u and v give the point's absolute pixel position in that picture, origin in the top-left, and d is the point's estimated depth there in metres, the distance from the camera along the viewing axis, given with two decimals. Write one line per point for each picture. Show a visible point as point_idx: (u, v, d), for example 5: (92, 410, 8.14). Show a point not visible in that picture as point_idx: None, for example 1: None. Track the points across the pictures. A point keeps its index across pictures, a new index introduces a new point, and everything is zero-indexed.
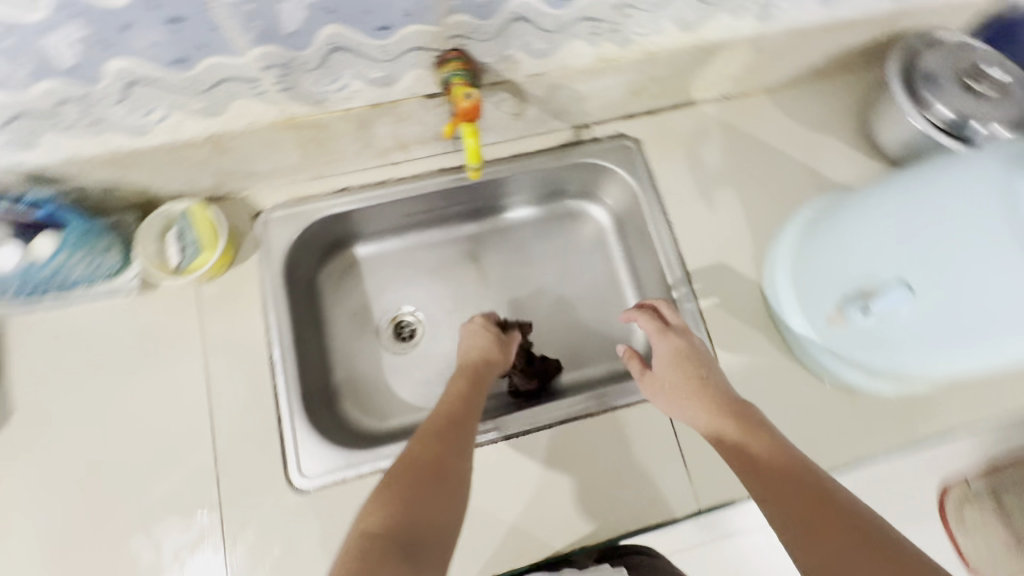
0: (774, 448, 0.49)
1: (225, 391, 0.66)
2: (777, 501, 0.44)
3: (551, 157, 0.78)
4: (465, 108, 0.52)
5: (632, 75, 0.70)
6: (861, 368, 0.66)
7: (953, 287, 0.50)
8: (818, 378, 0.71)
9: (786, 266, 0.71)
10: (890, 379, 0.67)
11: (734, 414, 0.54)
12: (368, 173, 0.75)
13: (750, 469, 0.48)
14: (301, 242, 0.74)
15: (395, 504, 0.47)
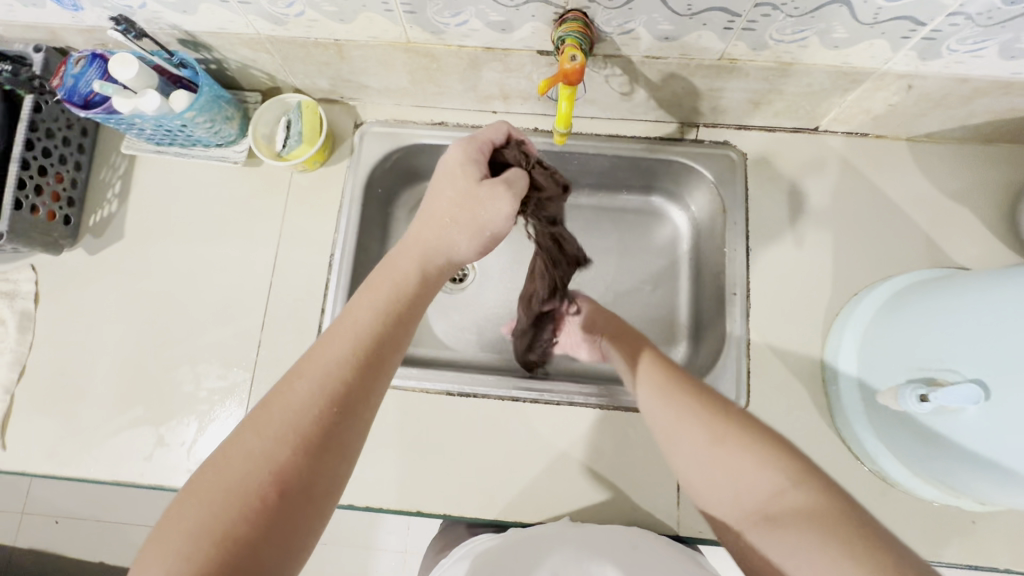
0: (687, 386, 0.52)
1: (287, 273, 0.73)
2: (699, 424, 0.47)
3: (647, 146, 0.75)
4: (566, 70, 0.52)
5: (757, 83, 0.65)
6: (904, 463, 0.60)
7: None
8: (853, 454, 0.65)
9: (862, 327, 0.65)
10: (934, 486, 0.60)
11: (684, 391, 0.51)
12: (466, 115, 0.77)
13: (668, 388, 0.52)
14: (388, 162, 0.78)
15: (293, 406, 0.40)
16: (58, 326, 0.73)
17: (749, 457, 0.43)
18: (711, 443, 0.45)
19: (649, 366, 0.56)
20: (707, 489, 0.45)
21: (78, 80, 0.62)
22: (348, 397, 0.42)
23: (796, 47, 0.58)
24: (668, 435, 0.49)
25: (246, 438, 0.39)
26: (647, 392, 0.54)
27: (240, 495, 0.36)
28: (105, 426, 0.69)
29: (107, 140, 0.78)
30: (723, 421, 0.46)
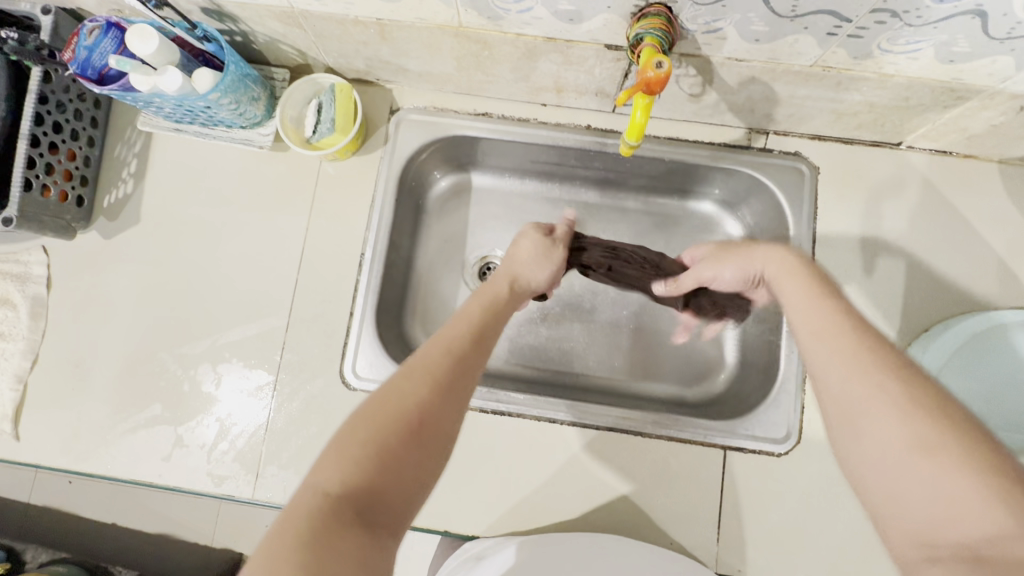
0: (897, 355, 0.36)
1: (314, 270, 0.69)
2: (892, 415, 0.33)
3: (710, 152, 0.69)
4: (649, 78, 0.46)
5: (847, 94, 0.58)
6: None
7: None
8: None
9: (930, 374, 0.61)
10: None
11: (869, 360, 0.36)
12: (513, 106, 0.71)
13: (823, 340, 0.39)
14: (425, 153, 0.72)
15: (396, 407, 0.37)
16: (72, 312, 0.69)
17: (976, 478, 0.29)
18: (909, 440, 0.31)
19: (837, 314, 0.40)
20: (879, 478, 0.32)
21: (92, 53, 0.56)
22: (443, 407, 0.39)
23: (904, 58, 0.51)
24: (859, 397, 0.35)
25: (344, 433, 0.36)
26: (832, 346, 0.38)
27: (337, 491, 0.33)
28: (122, 422, 0.66)
29: (123, 114, 0.72)
30: (950, 424, 0.31)
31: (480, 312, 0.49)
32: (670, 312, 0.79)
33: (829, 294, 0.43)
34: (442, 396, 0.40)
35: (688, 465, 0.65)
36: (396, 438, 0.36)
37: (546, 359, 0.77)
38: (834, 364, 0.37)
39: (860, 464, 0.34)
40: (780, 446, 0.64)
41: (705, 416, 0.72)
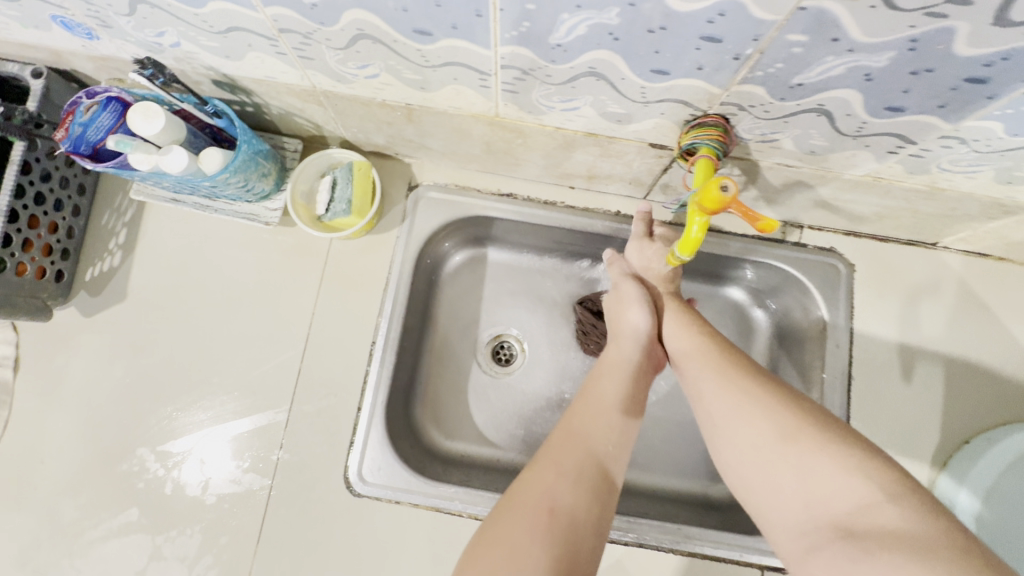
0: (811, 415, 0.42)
1: (319, 358, 0.63)
2: (810, 462, 0.39)
3: (742, 245, 0.66)
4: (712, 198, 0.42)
5: (892, 201, 0.56)
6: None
7: None
8: None
9: (975, 501, 0.58)
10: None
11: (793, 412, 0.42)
12: (538, 188, 0.67)
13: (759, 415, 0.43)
14: (444, 231, 0.67)
15: (535, 504, 0.40)
16: (41, 398, 0.61)
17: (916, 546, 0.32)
18: (834, 477, 0.38)
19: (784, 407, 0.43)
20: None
21: (88, 129, 0.50)
22: (591, 505, 0.41)
23: (961, 176, 0.49)
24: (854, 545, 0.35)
25: (484, 546, 0.38)
26: (775, 447, 0.41)
27: (526, 526, 0.39)
28: (91, 528, 0.58)
29: (114, 179, 0.66)
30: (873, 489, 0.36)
31: (608, 395, 0.50)
32: None
33: (788, 428, 0.41)
34: (587, 499, 0.41)
35: None
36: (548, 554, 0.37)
37: None
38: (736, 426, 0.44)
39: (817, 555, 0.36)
40: None
41: (735, 522, 0.67)
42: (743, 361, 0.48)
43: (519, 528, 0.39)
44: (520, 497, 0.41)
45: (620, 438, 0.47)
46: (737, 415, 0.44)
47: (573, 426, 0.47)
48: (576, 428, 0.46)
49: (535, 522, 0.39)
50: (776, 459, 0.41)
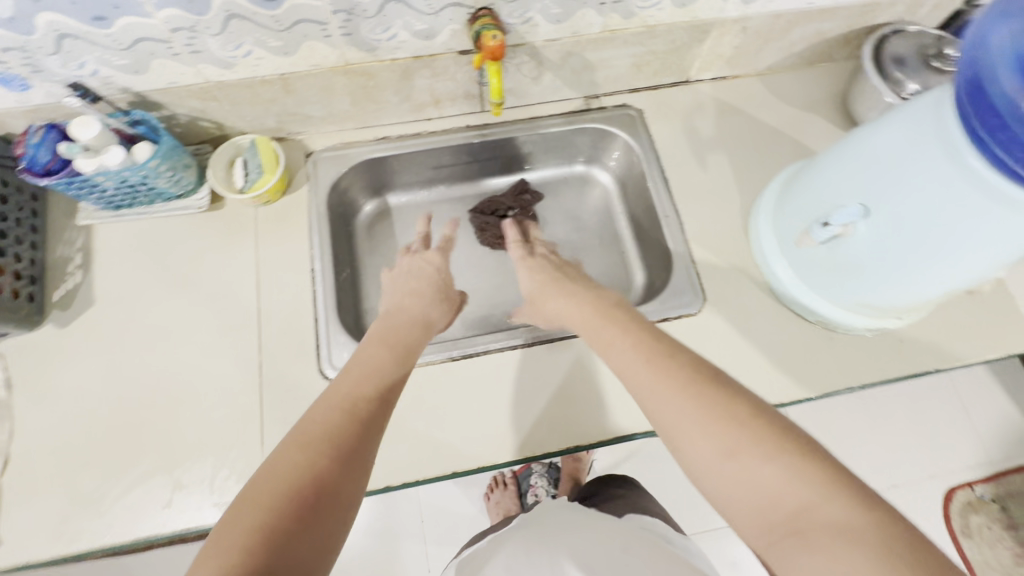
0: (733, 408, 0.47)
1: (269, 296, 0.76)
2: (715, 435, 0.46)
3: (561, 120, 0.89)
4: (491, 47, 0.65)
5: (635, 48, 0.82)
6: (835, 300, 0.73)
7: (899, 199, 0.58)
8: (806, 319, 0.78)
9: (769, 219, 0.79)
10: (859, 313, 0.73)
11: (694, 383, 0.50)
12: (404, 127, 0.87)
13: (679, 393, 0.49)
14: (343, 180, 0.86)
15: (274, 482, 0.44)
16: (37, 404, 0.70)
17: (802, 481, 0.41)
18: (725, 458, 0.44)
19: (684, 386, 0.50)
20: (778, 507, 0.41)
21: (38, 149, 0.65)
22: (340, 475, 0.47)
23: (654, 10, 0.75)
24: (754, 494, 0.43)
25: (231, 524, 0.42)
26: (688, 410, 0.48)
27: (280, 513, 0.42)
28: (111, 488, 0.67)
29: (57, 218, 0.78)
30: (768, 445, 0.44)
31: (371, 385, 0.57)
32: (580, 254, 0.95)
33: (687, 390, 0.49)
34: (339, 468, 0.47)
35: None
36: (287, 519, 0.42)
37: (496, 323, 0.89)
38: (678, 425, 0.48)
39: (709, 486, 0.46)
40: (694, 306, 0.79)
41: None
42: (652, 342, 0.56)
43: (286, 496, 0.43)
44: (266, 478, 0.45)
45: (379, 409, 0.55)
46: (683, 420, 0.48)
47: (325, 410, 0.53)
48: (361, 391, 0.56)
49: (304, 493, 0.44)
50: (684, 421, 0.48)
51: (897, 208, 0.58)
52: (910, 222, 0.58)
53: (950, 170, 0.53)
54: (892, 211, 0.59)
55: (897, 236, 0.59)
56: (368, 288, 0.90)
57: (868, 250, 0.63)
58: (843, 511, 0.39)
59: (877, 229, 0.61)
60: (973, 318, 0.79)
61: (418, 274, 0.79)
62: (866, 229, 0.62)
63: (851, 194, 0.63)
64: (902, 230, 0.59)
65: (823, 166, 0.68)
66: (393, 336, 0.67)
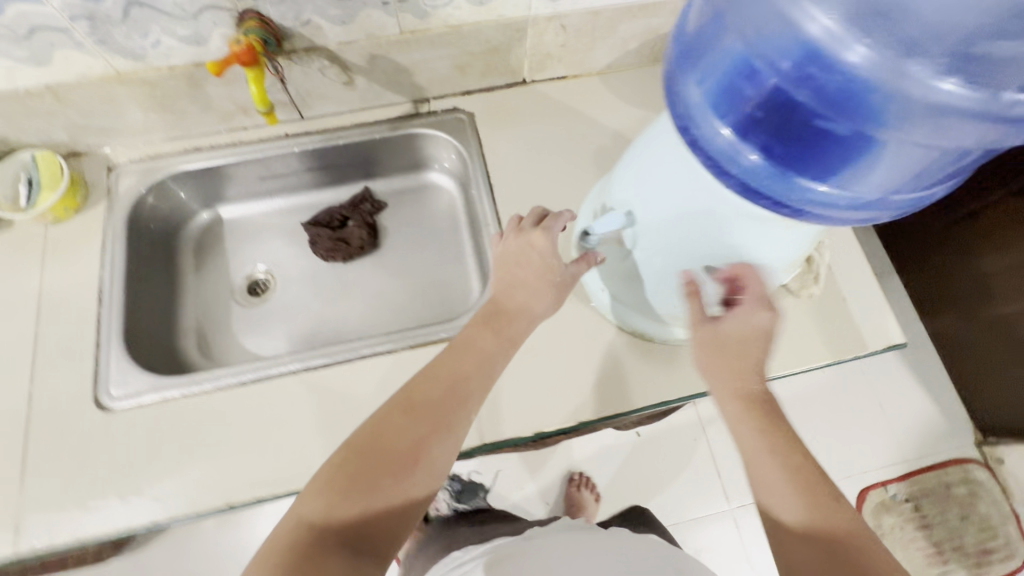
0: (769, 412, 0.50)
1: (53, 320, 0.72)
2: (754, 431, 0.49)
3: (387, 126, 0.86)
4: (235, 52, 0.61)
5: (447, 49, 0.78)
6: (645, 313, 0.69)
7: (680, 201, 0.54)
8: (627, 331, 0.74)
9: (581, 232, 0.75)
10: (672, 324, 0.70)
11: (751, 392, 0.52)
12: (218, 137, 0.83)
13: (737, 398, 0.52)
14: (152, 194, 0.81)
15: (406, 453, 0.51)
16: None
17: (794, 486, 0.46)
18: (771, 454, 0.48)
19: (758, 403, 0.51)
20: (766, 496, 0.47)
21: None
22: (439, 441, 0.52)
23: (450, 9, 0.71)
24: (757, 485, 0.48)
25: (345, 468, 0.49)
26: (735, 404, 0.51)
27: (349, 463, 0.49)
28: None
29: None
30: (789, 457, 0.47)
31: (463, 350, 0.59)
32: (421, 263, 0.91)
33: (747, 389, 0.52)
34: (411, 424, 0.52)
35: None
36: (384, 477, 0.49)
37: (324, 340, 0.85)
38: (742, 442, 0.50)
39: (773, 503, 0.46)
40: None
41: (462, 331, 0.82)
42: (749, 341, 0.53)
43: (370, 457, 0.50)
44: (391, 437, 0.51)
45: (446, 385, 0.56)
46: (737, 420, 0.51)
47: (427, 388, 0.55)
48: (462, 382, 0.56)
49: (391, 463, 0.50)
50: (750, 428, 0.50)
51: (682, 210, 0.54)
52: (698, 224, 0.54)
53: (694, 184, 0.52)
54: (676, 214, 0.55)
55: (669, 248, 0.58)
56: (190, 306, 0.86)
57: (662, 257, 0.60)
58: (835, 517, 0.44)
59: (667, 235, 0.57)
60: (797, 324, 0.76)
61: (555, 266, 0.65)
62: (656, 235, 0.58)
63: (636, 201, 0.58)
64: (693, 232, 0.55)
65: (616, 173, 0.64)
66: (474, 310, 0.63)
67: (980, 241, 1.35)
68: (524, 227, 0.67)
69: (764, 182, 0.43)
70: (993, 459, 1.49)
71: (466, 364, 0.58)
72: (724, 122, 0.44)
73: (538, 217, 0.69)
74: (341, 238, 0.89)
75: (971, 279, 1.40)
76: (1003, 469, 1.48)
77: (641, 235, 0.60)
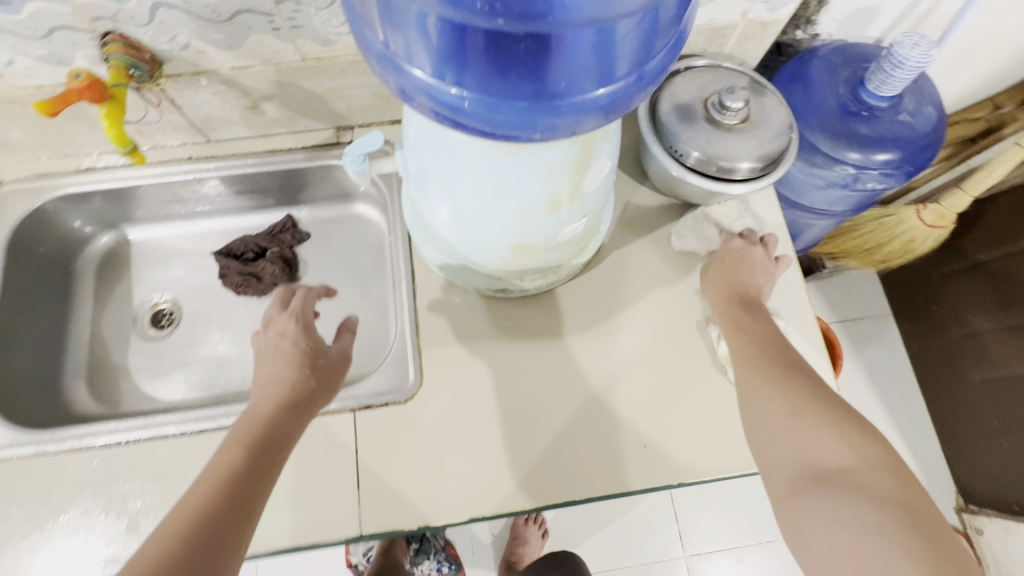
0: (777, 359, 0.56)
1: None
2: (778, 390, 0.52)
3: (305, 154, 0.77)
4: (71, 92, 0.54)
5: (365, 78, 0.68)
6: (456, 263, 0.66)
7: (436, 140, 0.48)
8: (448, 280, 0.71)
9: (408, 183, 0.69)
10: (479, 273, 0.66)
11: (773, 351, 0.57)
12: (116, 157, 0.76)
13: (754, 365, 0.56)
14: (37, 217, 0.74)
15: (206, 527, 0.41)
16: None
17: (802, 422, 0.49)
18: (792, 413, 0.50)
19: (770, 358, 0.56)
20: (775, 436, 0.50)
21: None
22: (254, 488, 0.45)
23: None
24: (760, 428, 0.51)
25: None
26: (752, 373, 0.55)
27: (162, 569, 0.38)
28: None
29: None
30: (806, 395, 0.51)
31: (274, 392, 0.53)
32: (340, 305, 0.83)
33: (751, 353, 0.57)
34: (221, 495, 0.43)
35: (329, 437, 0.65)
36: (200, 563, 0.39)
37: (224, 386, 0.78)
38: (748, 395, 0.54)
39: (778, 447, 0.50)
40: (407, 392, 0.67)
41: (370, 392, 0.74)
42: (768, 334, 0.59)
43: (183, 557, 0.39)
44: (185, 520, 0.41)
45: (267, 427, 0.50)
46: (761, 390, 0.54)
47: (231, 448, 0.48)
48: (268, 426, 0.50)
49: (205, 547, 0.40)
50: (768, 408, 0.52)
51: (440, 145, 0.49)
52: (458, 164, 0.48)
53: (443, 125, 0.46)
54: (436, 148, 0.49)
55: (440, 183, 0.53)
56: (82, 337, 0.79)
57: (438, 194, 0.55)
58: (836, 435, 0.47)
59: (438, 174, 0.52)
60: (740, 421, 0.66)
61: (317, 350, 0.57)
62: (429, 171, 0.53)
63: (411, 136, 0.53)
64: (459, 172, 0.49)
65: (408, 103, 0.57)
66: (270, 385, 0.53)
67: (979, 301, 1.25)
68: (279, 317, 0.58)
69: (479, 116, 0.36)
70: (972, 528, 1.35)
71: (283, 409, 0.52)
72: (402, 55, 0.36)
73: (283, 301, 0.60)
74: (253, 273, 0.82)
75: (966, 338, 1.30)
76: (983, 541, 1.34)
77: (425, 182, 0.56)
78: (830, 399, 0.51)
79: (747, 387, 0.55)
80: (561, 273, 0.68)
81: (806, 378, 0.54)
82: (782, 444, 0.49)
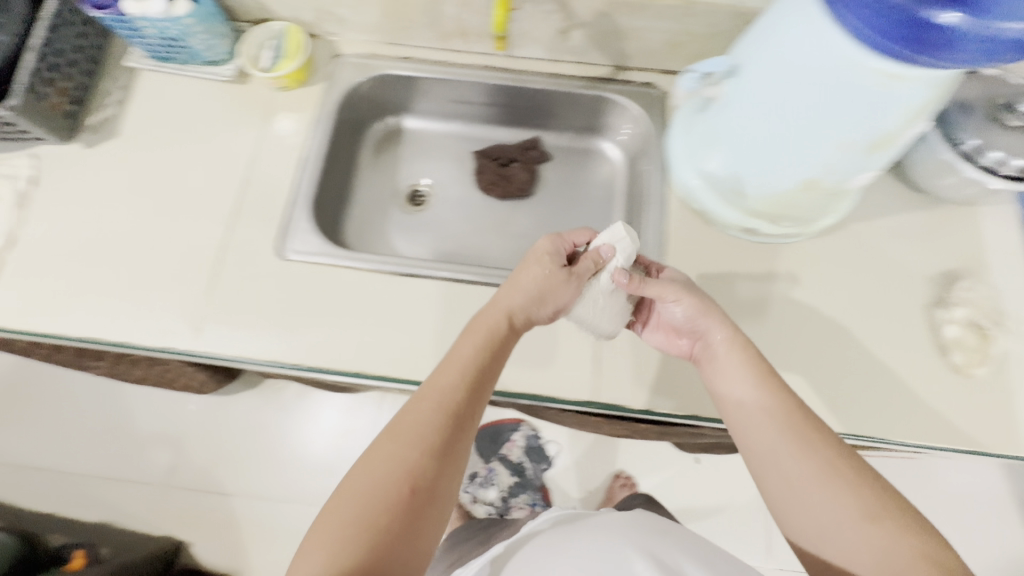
0: (839, 465, 0.55)
1: (258, 171, 0.83)
2: (828, 491, 0.54)
3: (584, 83, 0.89)
4: None
5: (671, 23, 0.78)
6: (718, 192, 0.76)
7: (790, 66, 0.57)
8: (693, 208, 0.81)
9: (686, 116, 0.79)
10: (737, 206, 0.75)
11: (830, 453, 0.56)
12: (430, 53, 0.91)
13: (798, 454, 0.56)
14: (360, 88, 0.90)
15: (392, 477, 0.51)
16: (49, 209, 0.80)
17: (842, 503, 0.53)
18: (864, 520, 0.52)
19: (829, 454, 0.56)
20: (809, 507, 0.54)
21: None
22: (438, 471, 0.53)
23: None
24: (796, 500, 0.56)
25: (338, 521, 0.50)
26: (803, 464, 0.56)
27: (373, 512, 0.49)
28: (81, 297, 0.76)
29: (115, 55, 0.88)
30: (857, 498, 0.53)
31: (469, 352, 0.60)
32: (568, 221, 0.94)
33: (795, 442, 0.57)
34: (416, 452, 0.53)
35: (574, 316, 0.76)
36: (389, 515, 0.50)
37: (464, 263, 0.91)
38: (776, 460, 0.57)
39: (799, 530, 0.56)
40: None
41: None
42: (810, 422, 0.58)
43: (382, 514, 0.50)
44: (371, 470, 0.52)
45: (456, 385, 0.58)
46: (804, 471, 0.56)
47: (424, 408, 0.56)
48: (457, 379, 0.58)
49: (397, 503, 0.50)
50: (804, 475, 0.55)
51: (789, 71, 0.57)
52: (802, 89, 0.57)
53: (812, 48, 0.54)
54: (783, 73, 0.58)
55: (763, 109, 0.62)
56: (358, 195, 0.95)
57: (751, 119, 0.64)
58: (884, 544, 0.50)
59: (768, 99, 0.61)
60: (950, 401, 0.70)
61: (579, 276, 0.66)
62: (756, 96, 0.62)
63: (750, 63, 0.62)
64: (796, 98, 0.58)
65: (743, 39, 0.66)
66: (487, 318, 0.64)
67: None
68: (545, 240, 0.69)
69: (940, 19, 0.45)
70: None
71: (485, 372, 0.60)
72: None
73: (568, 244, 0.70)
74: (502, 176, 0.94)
75: None
76: None
77: (738, 109, 0.65)
78: (871, 487, 0.54)
79: (773, 454, 0.58)
80: (807, 227, 0.75)
81: (861, 492, 0.53)
82: (824, 518, 0.53)
